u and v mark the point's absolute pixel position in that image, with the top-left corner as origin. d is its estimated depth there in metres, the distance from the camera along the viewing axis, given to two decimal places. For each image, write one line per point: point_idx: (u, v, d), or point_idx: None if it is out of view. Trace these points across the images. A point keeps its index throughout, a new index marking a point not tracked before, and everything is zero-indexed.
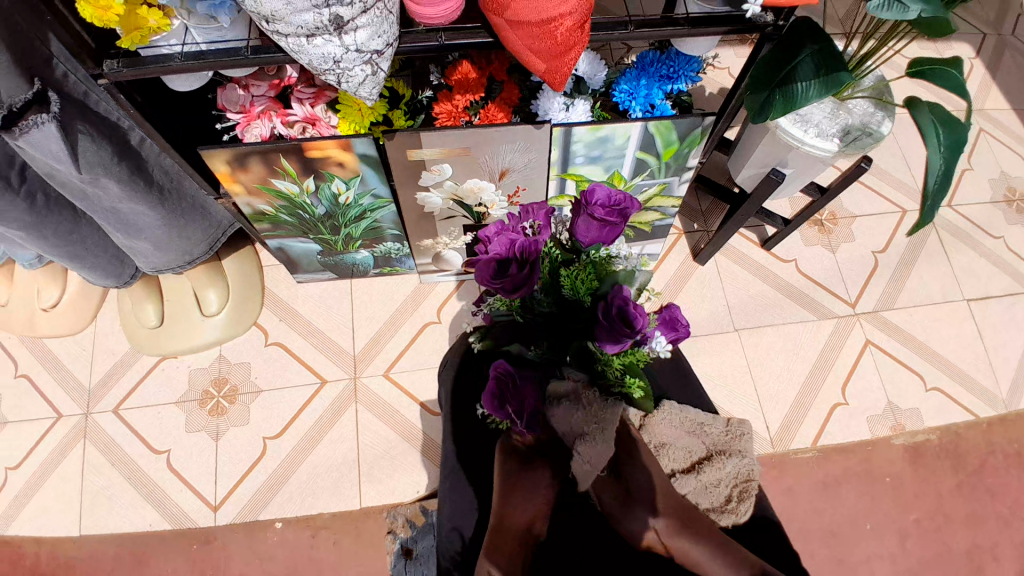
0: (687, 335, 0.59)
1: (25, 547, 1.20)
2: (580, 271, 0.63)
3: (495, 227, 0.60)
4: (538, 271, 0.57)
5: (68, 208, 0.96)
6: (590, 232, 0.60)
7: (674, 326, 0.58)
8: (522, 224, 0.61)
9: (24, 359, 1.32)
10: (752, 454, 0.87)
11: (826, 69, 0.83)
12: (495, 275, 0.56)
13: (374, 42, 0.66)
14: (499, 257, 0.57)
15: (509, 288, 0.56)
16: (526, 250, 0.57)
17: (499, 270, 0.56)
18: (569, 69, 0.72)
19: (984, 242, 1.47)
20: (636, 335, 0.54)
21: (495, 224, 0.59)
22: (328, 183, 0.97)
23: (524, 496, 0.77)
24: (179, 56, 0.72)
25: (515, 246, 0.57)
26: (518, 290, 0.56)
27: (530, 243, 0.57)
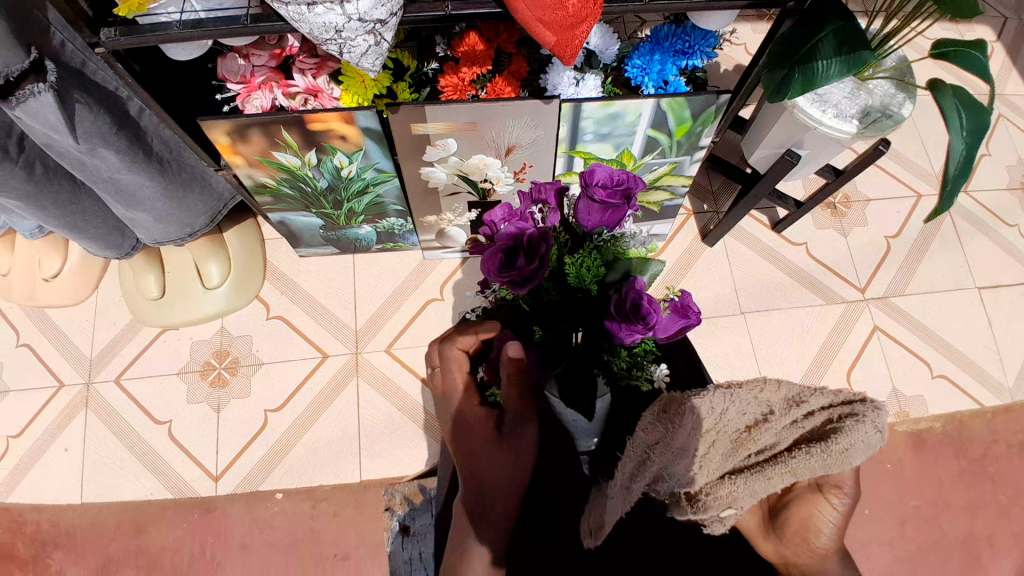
0: (698, 323, 0.55)
1: (28, 513, 1.21)
2: (586, 256, 0.59)
3: (503, 213, 0.58)
4: (547, 264, 0.53)
5: (67, 178, 0.94)
6: (590, 215, 0.58)
7: (686, 314, 0.55)
8: (532, 207, 0.58)
9: (26, 328, 1.32)
10: None
11: (849, 47, 0.79)
12: (501, 267, 0.53)
13: (377, 11, 0.63)
14: (506, 249, 0.54)
15: (517, 281, 0.53)
16: (535, 240, 0.53)
17: (505, 261, 0.54)
18: (581, 40, 0.69)
19: (1000, 229, 1.43)
20: (647, 329, 0.52)
21: (502, 210, 0.57)
22: (330, 157, 0.94)
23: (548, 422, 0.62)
24: (177, 23, 0.69)
25: (522, 238, 0.54)
26: (525, 283, 0.53)
27: (536, 234, 0.53)
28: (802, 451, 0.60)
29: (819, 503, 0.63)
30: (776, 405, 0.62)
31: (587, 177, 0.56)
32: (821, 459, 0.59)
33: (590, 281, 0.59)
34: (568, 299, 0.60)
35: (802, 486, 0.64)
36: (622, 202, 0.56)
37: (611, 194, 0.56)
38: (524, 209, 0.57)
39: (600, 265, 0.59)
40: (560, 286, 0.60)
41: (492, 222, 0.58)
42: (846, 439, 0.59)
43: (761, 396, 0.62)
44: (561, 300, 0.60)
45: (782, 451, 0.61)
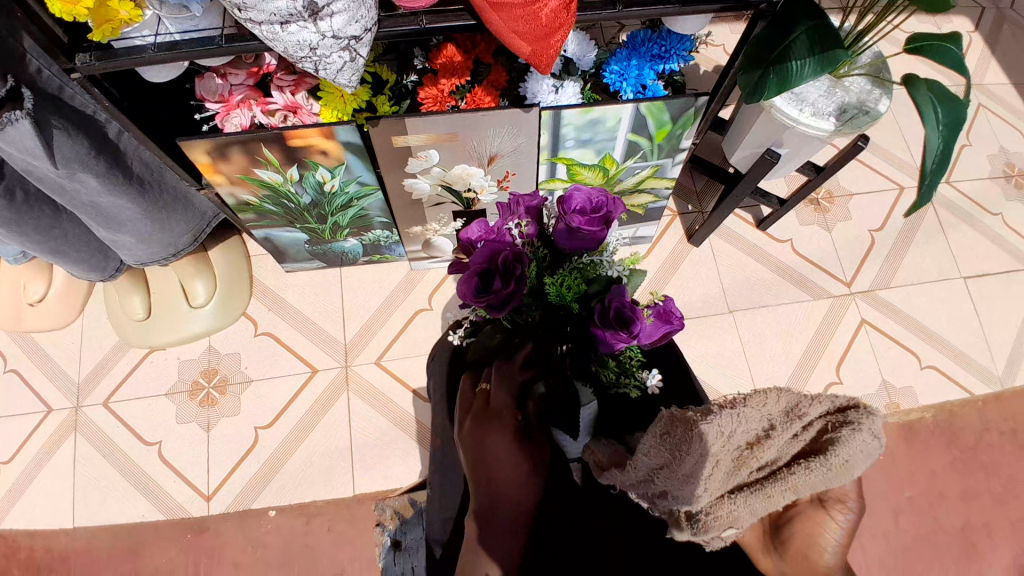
0: (682, 328, 0.57)
1: (18, 541, 1.20)
2: (565, 277, 0.59)
3: (480, 230, 0.57)
4: (524, 285, 0.54)
5: (48, 203, 0.93)
6: (568, 241, 0.59)
7: (669, 320, 0.56)
8: (509, 224, 0.58)
9: (11, 353, 1.30)
10: None
11: (822, 47, 0.80)
12: (478, 291, 0.54)
13: (351, 28, 0.63)
14: (481, 271, 0.54)
15: (493, 304, 0.53)
16: (511, 263, 0.54)
17: (481, 284, 0.54)
18: (555, 50, 0.70)
19: (980, 219, 1.45)
20: (631, 340, 0.53)
21: (478, 228, 0.57)
22: (312, 172, 0.94)
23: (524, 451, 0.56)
24: (151, 47, 0.69)
25: (498, 261, 0.54)
26: (502, 306, 0.54)
27: (512, 256, 0.54)
28: (801, 467, 0.54)
29: (822, 521, 0.55)
30: (776, 418, 0.56)
31: (566, 203, 0.57)
32: (820, 474, 0.53)
33: (570, 300, 0.58)
34: (550, 315, 0.60)
35: (803, 502, 0.56)
36: (600, 225, 0.57)
37: (590, 220, 0.57)
38: (501, 226, 0.57)
39: (578, 284, 0.59)
40: (541, 304, 0.61)
41: (470, 239, 0.58)
42: (845, 451, 0.53)
43: (763, 410, 0.56)
44: (543, 317, 0.61)
45: (783, 467, 0.55)
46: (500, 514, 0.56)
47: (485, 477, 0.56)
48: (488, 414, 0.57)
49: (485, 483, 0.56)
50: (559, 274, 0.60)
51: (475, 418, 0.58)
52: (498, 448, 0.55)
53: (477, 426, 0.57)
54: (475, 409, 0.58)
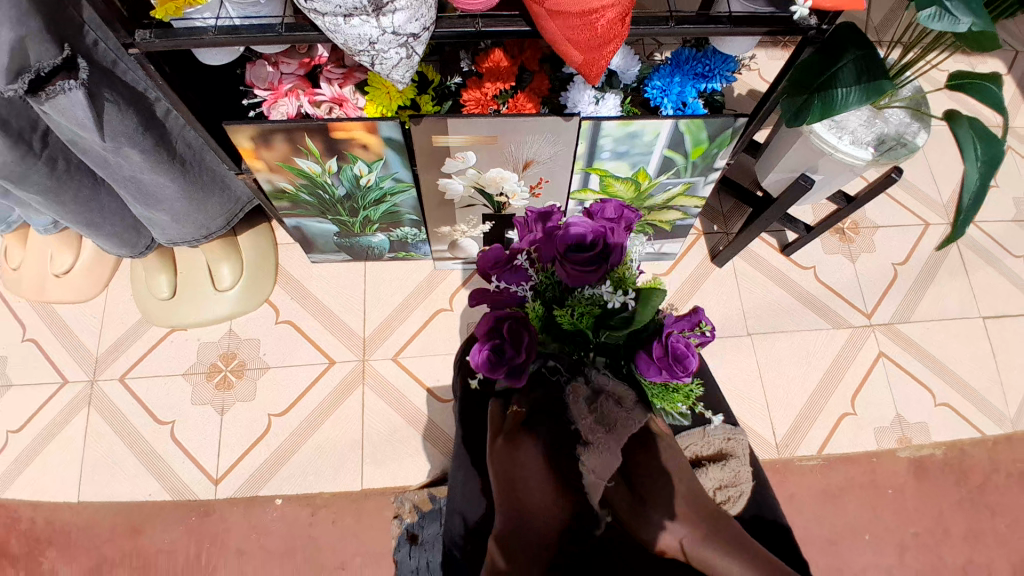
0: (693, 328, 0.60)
1: (23, 509, 1.20)
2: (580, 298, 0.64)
3: (492, 260, 0.64)
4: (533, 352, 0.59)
5: (88, 175, 0.95)
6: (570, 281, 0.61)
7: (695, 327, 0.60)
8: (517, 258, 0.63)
9: (34, 322, 1.32)
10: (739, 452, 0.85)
11: (868, 77, 0.81)
12: (491, 363, 0.59)
13: (411, 25, 0.64)
14: (492, 341, 0.59)
15: (508, 372, 0.59)
16: (519, 333, 0.59)
17: (493, 351, 0.59)
18: (606, 61, 0.71)
19: (1005, 261, 1.45)
20: (687, 376, 0.57)
21: (491, 258, 0.64)
22: (349, 165, 0.95)
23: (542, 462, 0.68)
24: (213, 28, 0.71)
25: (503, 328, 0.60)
26: (519, 375, 0.59)
27: (519, 326, 0.59)
28: None
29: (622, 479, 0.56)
30: None
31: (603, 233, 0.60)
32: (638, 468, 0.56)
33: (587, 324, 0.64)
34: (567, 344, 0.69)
35: None
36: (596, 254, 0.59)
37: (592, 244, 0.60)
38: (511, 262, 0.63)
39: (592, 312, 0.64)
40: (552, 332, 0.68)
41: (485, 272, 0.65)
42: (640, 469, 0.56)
43: None
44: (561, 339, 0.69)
45: None
46: (529, 534, 0.65)
47: (513, 487, 0.67)
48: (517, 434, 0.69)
49: (512, 501, 0.66)
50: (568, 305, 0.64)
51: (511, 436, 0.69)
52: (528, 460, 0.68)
53: (509, 446, 0.68)
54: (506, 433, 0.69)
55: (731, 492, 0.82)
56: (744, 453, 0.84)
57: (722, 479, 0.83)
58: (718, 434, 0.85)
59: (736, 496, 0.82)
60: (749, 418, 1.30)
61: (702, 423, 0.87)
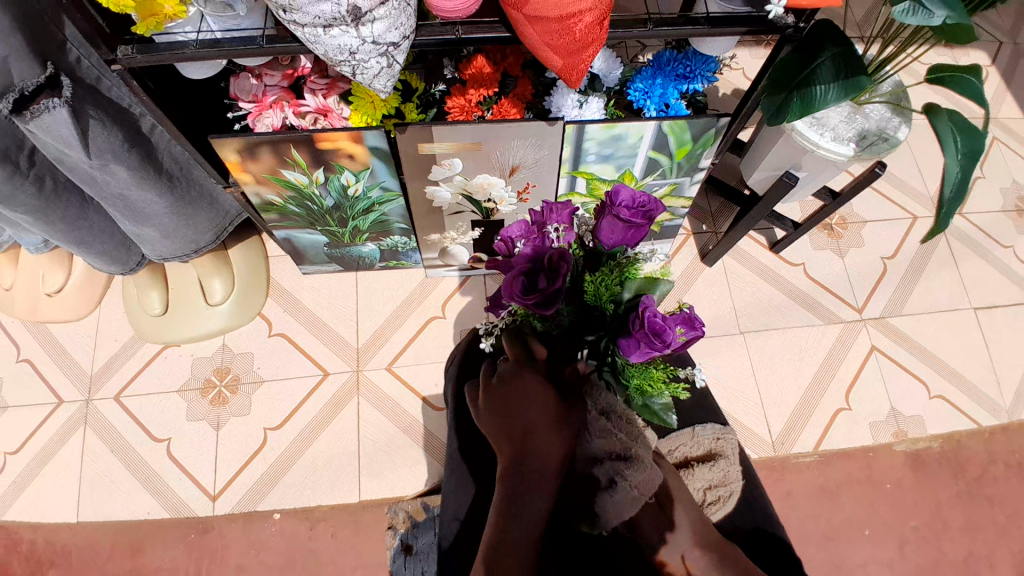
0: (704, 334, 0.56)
1: (23, 531, 1.20)
2: (604, 275, 0.57)
3: (520, 230, 0.57)
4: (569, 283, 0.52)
5: (77, 193, 0.95)
6: (613, 237, 0.56)
7: (693, 326, 0.56)
8: (550, 231, 0.57)
9: (27, 344, 1.31)
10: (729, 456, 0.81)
11: (846, 73, 0.82)
12: (525, 290, 0.52)
13: (390, 35, 0.65)
14: (525, 272, 0.52)
15: (540, 302, 0.51)
16: (557, 261, 0.52)
17: (528, 283, 0.52)
18: (585, 65, 0.72)
19: (992, 251, 1.46)
20: (665, 347, 0.51)
21: (518, 227, 0.57)
22: (337, 175, 0.96)
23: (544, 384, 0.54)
24: (193, 43, 0.71)
25: (542, 260, 0.53)
26: (549, 305, 0.52)
27: (557, 254, 0.52)
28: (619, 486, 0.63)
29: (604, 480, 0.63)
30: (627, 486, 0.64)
31: (611, 197, 0.55)
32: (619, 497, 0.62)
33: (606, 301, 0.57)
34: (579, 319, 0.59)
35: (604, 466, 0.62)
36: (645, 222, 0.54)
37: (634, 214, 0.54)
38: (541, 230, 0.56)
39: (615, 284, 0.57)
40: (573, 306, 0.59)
41: (509, 239, 0.57)
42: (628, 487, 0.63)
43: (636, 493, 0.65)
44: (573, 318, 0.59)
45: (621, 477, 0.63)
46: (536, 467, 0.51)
47: (517, 416, 0.53)
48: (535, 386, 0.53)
49: (523, 442, 0.52)
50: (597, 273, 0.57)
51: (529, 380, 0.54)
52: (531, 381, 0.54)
53: (520, 370, 0.54)
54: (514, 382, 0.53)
55: (721, 492, 0.79)
56: (734, 452, 0.81)
57: (713, 478, 0.80)
58: (707, 433, 0.83)
59: (727, 496, 0.79)
60: (744, 417, 1.30)
61: (691, 423, 0.84)
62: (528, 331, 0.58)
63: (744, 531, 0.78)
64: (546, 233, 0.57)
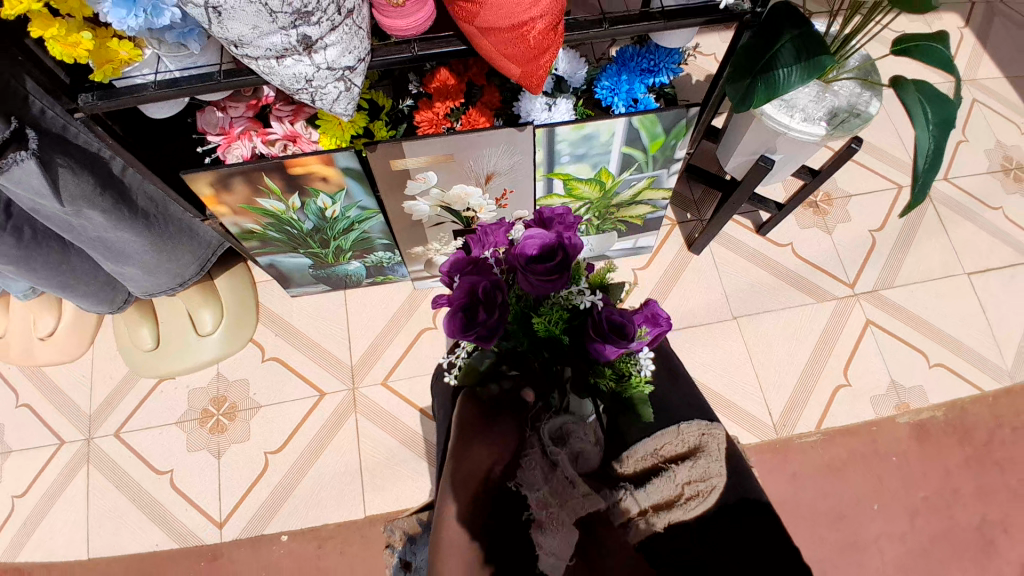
0: (671, 327, 0.57)
1: (36, 574, 1.20)
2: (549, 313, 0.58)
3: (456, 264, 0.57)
4: (506, 312, 0.54)
5: (56, 239, 0.95)
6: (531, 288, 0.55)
7: (657, 323, 0.56)
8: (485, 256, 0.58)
9: (24, 388, 1.32)
10: (707, 457, 0.80)
11: (807, 54, 0.81)
12: (465, 326, 0.53)
13: (345, 59, 0.65)
14: (463, 307, 0.53)
15: (482, 336, 0.53)
16: (492, 292, 0.54)
17: (467, 318, 0.53)
18: (545, 70, 0.72)
19: (981, 215, 1.45)
20: (628, 344, 0.53)
21: (453, 263, 0.57)
22: (312, 199, 0.96)
23: (488, 431, 0.65)
24: (152, 84, 0.71)
25: (478, 292, 0.54)
26: (490, 337, 0.54)
27: (490, 284, 0.54)
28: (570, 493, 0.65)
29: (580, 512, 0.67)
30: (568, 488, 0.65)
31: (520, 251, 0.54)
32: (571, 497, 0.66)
33: (560, 332, 0.58)
34: (536, 344, 0.61)
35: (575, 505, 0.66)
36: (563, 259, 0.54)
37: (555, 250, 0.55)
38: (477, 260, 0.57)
39: (560, 313, 0.58)
40: (525, 336, 0.60)
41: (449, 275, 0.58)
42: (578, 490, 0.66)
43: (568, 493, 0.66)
44: (529, 343, 0.61)
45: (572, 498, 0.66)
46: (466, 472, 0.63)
47: (463, 442, 0.65)
48: (476, 430, 0.65)
49: (460, 463, 0.64)
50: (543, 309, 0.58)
51: (474, 414, 0.66)
52: (466, 413, 0.66)
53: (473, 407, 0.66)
54: (468, 421, 0.66)
55: (700, 487, 0.78)
56: (717, 449, 0.81)
57: (693, 474, 0.78)
58: (693, 430, 0.82)
59: (706, 492, 0.78)
60: (743, 403, 1.30)
61: (675, 420, 0.82)
62: (483, 388, 0.65)
63: (731, 505, 0.80)
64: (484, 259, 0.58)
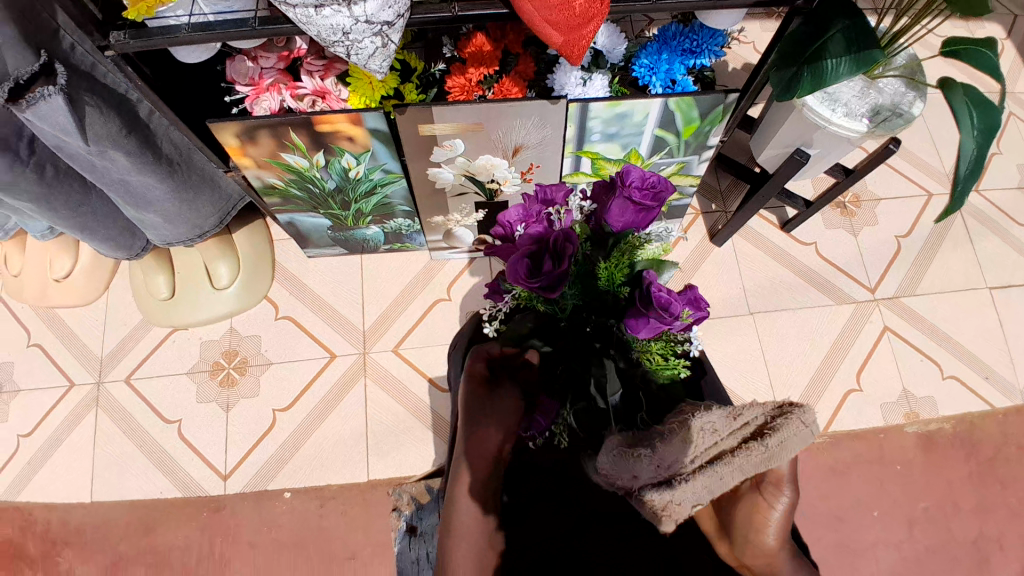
0: (710, 314, 0.56)
1: (38, 512, 1.22)
2: (612, 262, 0.58)
3: (518, 214, 0.58)
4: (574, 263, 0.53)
5: (78, 179, 0.95)
6: (625, 220, 0.57)
7: (699, 308, 0.55)
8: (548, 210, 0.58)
9: (38, 328, 1.33)
10: None
11: (857, 47, 0.79)
12: (529, 274, 0.53)
13: (384, 13, 0.63)
14: (530, 254, 0.53)
15: (546, 285, 0.53)
16: (561, 242, 0.53)
17: (531, 266, 0.53)
18: (587, 41, 0.70)
19: (1010, 229, 1.42)
20: (673, 321, 0.52)
21: (516, 212, 0.58)
22: (337, 158, 0.95)
23: (500, 409, 0.63)
24: (187, 26, 0.70)
25: (547, 242, 0.54)
26: (554, 287, 0.53)
27: (562, 236, 0.53)
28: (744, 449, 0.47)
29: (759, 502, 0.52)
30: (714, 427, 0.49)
31: (621, 176, 0.55)
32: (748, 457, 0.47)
33: (621, 282, 0.58)
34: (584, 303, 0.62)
35: (743, 490, 0.52)
36: (652, 204, 0.54)
37: (644, 196, 0.55)
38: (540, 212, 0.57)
39: (625, 266, 0.58)
40: (580, 290, 0.61)
41: (508, 223, 0.58)
42: (782, 432, 0.47)
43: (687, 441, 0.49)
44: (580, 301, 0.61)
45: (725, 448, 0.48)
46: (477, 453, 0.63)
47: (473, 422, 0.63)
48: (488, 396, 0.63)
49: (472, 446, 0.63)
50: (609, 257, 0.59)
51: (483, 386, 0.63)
52: (473, 377, 0.63)
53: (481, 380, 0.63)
54: (472, 406, 0.63)
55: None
56: None
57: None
58: None
59: None
60: (753, 400, 1.29)
61: None
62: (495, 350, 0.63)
63: None
64: (546, 213, 0.58)
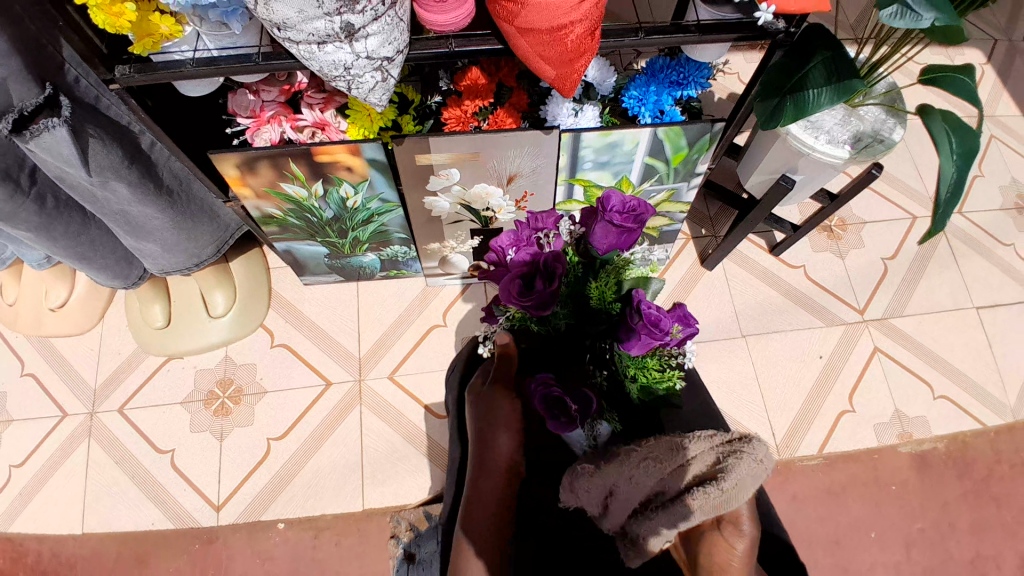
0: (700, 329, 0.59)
1: (27, 545, 1.20)
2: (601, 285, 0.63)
3: (510, 239, 0.60)
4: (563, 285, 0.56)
5: (77, 210, 0.96)
6: (608, 241, 0.59)
7: (689, 323, 0.59)
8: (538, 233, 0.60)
9: (30, 357, 1.33)
10: None
11: (839, 76, 0.82)
12: (521, 292, 0.56)
13: (384, 49, 0.66)
14: (522, 275, 0.57)
15: (535, 304, 0.56)
16: (551, 263, 0.56)
17: (523, 286, 0.56)
18: (579, 74, 0.73)
19: (994, 250, 1.46)
20: (665, 337, 0.54)
21: (508, 237, 0.59)
22: (336, 187, 0.97)
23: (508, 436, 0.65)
24: (191, 62, 0.73)
25: (538, 263, 0.57)
26: (543, 306, 0.56)
27: (551, 257, 0.57)
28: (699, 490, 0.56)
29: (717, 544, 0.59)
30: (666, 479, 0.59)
31: (602, 203, 0.58)
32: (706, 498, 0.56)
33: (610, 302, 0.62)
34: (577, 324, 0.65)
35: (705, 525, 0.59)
36: (634, 227, 0.57)
37: (625, 220, 0.57)
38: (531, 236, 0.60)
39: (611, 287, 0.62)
40: (572, 309, 0.64)
41: (500, 248, 0.60)
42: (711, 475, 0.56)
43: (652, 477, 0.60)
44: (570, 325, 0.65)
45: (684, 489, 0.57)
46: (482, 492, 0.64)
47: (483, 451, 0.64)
48: (497, 422, 0.66)
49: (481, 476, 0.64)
50: (595, 281, 0.63)
51: (496, 385, 0.67)
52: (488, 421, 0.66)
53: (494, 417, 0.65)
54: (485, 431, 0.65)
55: None
56: None
57: None
58: None
59: None
60: (748, 422, 1.30)
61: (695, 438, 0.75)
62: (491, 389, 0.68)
63: None
64: (537, 237, 0.61)
